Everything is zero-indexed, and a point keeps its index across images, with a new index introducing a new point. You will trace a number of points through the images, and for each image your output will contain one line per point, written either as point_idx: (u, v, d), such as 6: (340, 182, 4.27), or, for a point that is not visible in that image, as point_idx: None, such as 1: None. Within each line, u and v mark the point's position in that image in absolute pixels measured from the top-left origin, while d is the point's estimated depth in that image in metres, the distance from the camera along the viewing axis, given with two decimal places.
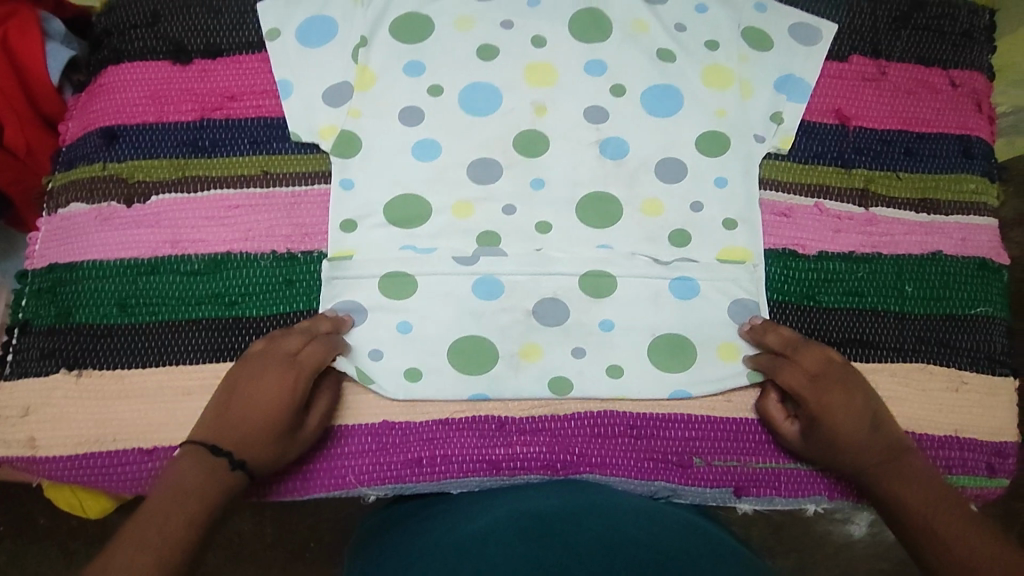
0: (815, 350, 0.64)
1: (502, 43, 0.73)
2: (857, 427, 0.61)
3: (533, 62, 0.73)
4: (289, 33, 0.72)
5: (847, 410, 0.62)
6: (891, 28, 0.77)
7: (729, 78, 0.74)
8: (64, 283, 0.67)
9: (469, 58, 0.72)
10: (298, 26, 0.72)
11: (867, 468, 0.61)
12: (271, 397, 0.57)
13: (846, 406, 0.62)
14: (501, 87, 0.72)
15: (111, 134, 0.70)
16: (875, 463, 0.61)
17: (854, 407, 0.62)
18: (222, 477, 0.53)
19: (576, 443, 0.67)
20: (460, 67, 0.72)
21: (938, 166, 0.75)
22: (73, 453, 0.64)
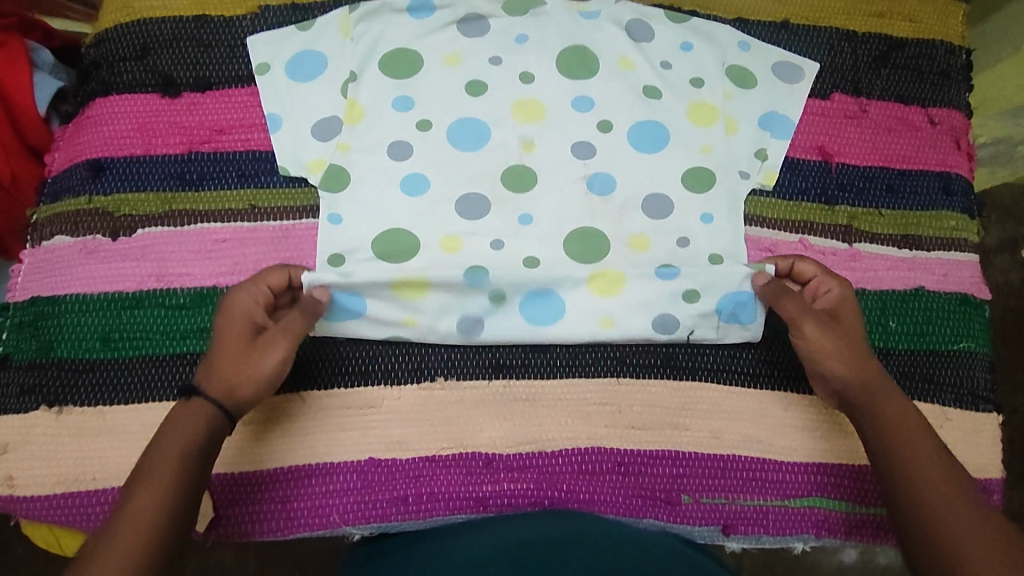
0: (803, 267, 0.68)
1: (491, 79, 0.74)
2: (863, 359, 0.63)
3: (521, 98, 0.73)
4: (279, 69, 0.72)
5: (851, 335, 0.64)
6: (871, 67, 0.79)
7: (714, 114, 0.74)
8: (47, 317, 0.67)
9: (458, 94, 0.73)
10: (288, 61, 0.73)
11: (870, 403, 0.62)
12: (231, 331, 0.60)
13: (847, 331, 0.65)
14: (490, 123, 0.72)
15: (98, 167, 0.70)
16: (880, 403, 0.62)
17: (855, 338, 0.64)
18: (202, 427, 0.57)
19: (564, 480, 0.67)
20: (449, 102, 0.72)
21: (920, 203, 0.77)
22: (51, 492, 0.63)
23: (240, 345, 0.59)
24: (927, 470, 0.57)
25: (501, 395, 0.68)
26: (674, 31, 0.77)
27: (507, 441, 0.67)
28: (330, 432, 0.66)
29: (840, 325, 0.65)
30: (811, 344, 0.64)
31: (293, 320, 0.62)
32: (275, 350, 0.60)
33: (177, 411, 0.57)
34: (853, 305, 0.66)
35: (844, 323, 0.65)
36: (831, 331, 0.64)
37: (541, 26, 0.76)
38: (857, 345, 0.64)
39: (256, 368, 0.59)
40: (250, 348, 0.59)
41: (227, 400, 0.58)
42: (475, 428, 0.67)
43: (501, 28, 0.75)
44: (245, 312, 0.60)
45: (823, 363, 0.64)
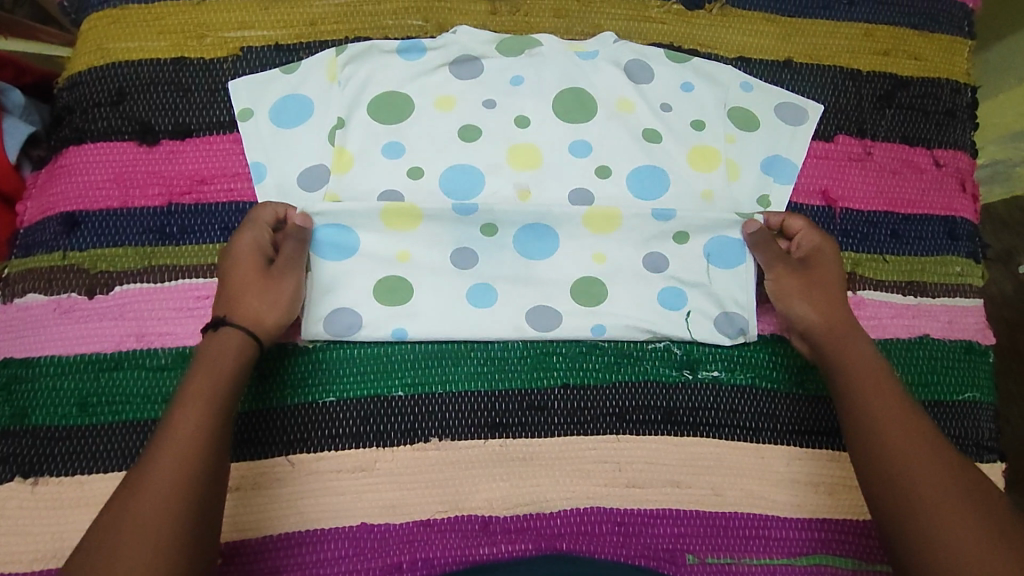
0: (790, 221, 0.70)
1: (485, 124, 0.71)
2: (835, 301, 0.66)
3: (517, 143, 0.71)
4: (264, 115, 0.69)
5: (817, 275, 0.67)
6: (876, 107, 0.77)
7: (715, 158, 0.72)
8: (20, 380, 0.63)
9: (451, 139, 0.70)
10: (273, 106, 0.70)
11: (832, 344, 0.64)
12: (248, 261, 0.63)
13: (816, 272, 0.67)
14: (484, 170, 0.70)
15: (72, 220, 0.67)
16: (839, 340, 0.64)
17: (825, 281, 0.67)
18: (235, 351, 0.59)
19: (562, 541, 0.65)
20: (442, 149, 0.70)
21: (925, 248, 0.75)
22: (28, 570, 0.60)
23: (257, 275, 0.63)
24: (884, 408, 0.59)
25: (497, 454, 0.66)
26: (674, 70, 0.74)
27: (503, 503, 0.65)
28: (319, 496, 0.64)
29: (811, 269, 0.68)
30: (780, 289, 0.68)
31: (292, 254, 0.64)
32: (287, 279, 0.63)
33: (209, 343, 0.59)
34: (828, 247, 0.68)
35: (816, 269, 0.68)
36: (793, 278, 0.68)
37: (536, 66, 0.73)
38: (826, 286, 0.67)
39: (276, 293, 0.63)
40: (265, 278, 0.63)
41: (255, 327, 0.61)
42: (470, 490, 0.65)
43: (495, 69, 0.73)
44: (257, 244, 0.64)
45: (792, 304, 0.67)
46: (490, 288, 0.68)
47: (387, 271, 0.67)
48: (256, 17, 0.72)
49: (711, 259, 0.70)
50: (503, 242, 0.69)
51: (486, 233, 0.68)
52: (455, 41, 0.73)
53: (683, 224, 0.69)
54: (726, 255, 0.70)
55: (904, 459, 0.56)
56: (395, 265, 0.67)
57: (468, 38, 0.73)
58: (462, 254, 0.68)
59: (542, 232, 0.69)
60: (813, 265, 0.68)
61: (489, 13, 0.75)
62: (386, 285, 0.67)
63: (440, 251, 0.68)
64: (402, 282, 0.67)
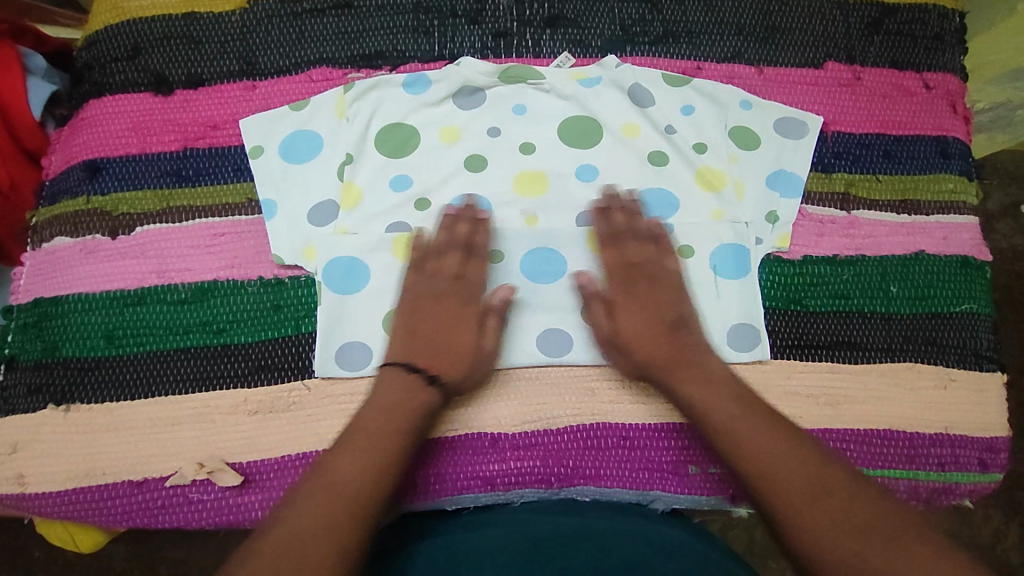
0: (638, 238, 0.68)
1: (490, 152, 0.72)
2: (661, 329, 0.64)
3: (523, 170, 0.72)
4: (274, 151, 0.71)
5: (670, 313, 0.65)
6: (864, 34, 0.78)
7: (721, 178, 0.73)
8: (51, 317, 0.67)
9: (458, 170, 0.71)
10: (284, 140, 0.71)
11: (670, 373, 0.62)
12: (427, 310, 0.65)
13: (669, 305, 0.66)
14: (492, 200, 0.71)
15: (94, 167, 0.70)
16: (680, 373, 0.62)
17: (652, 314, 0.65)
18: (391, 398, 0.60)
19: (570, 456, 0.66)
20: (450, 180, 0.71)
21: (918, 167, 0.76)
22: (62, 488, 0.63)
23: (468, 342, 0.64)
24: (765, 446, 0.56)
25: (504, 375, 0.68)
26: (676, 93, 0.75)
27: (512, 420, 0.67)
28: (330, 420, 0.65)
29: (639, 293, 0.66)
30: (624, 331, 0.65)
31: (496, 332, 0.65)
32: (493, 337, 0.65)
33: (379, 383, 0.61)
34: (680, 280, 0.68)
35: (686, 327, 0.65)
36: (637, 314, 0.65)
37: (539, 95, 0.74)
38: (661, 313, 0.65)
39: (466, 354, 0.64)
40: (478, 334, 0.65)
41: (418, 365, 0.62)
42: (479, 409, 0.67)
43: (499, 95, 0.73)
44: (421, 292, 0.66)
45: (621, 329, 0.65)
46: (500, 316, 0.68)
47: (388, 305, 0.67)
48: None
49: (717, 269, 0.70)
50: (508, 272, 0.69)
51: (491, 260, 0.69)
52: (457, 72, 0.73)
53: (686, 238, 0.71)
54: (732, 264, 0.71)
55: (792, 485, 0.53)
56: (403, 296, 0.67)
57: (470, 70, 0.73)
58: None
59: (550, 253, 0.70)
60: (620, 306, 0.66)
61: None
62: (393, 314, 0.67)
63: (450, 188, 0.71)
64: None
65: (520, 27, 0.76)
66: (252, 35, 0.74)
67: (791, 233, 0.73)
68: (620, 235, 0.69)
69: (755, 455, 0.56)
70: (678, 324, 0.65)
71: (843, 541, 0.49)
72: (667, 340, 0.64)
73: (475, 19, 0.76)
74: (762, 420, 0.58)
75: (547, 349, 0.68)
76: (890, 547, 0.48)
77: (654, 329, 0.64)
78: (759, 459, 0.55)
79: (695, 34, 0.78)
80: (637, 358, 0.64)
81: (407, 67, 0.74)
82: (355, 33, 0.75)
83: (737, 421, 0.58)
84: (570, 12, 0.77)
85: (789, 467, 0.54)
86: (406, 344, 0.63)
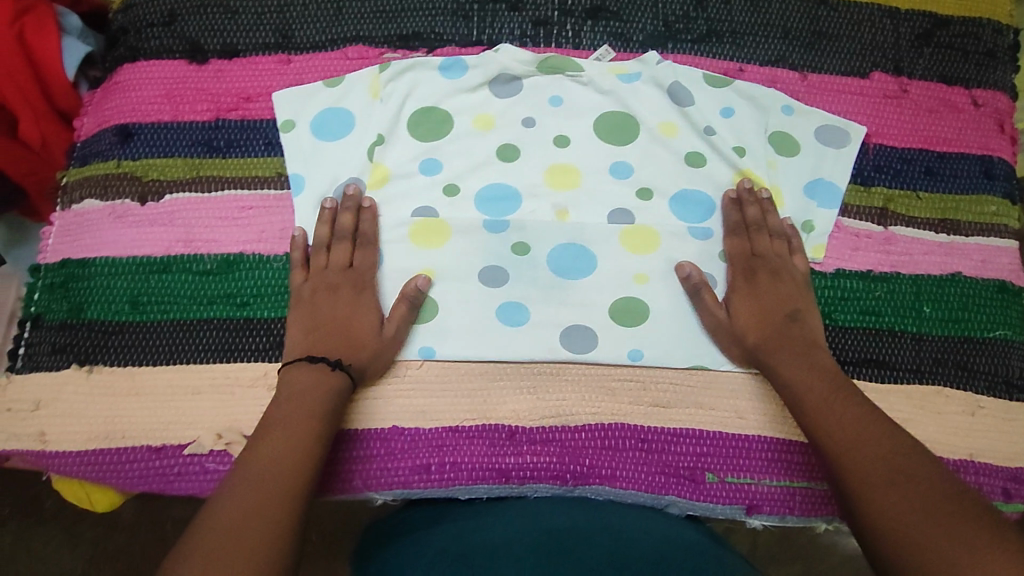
0: (777, 233, 0.69)
1: (524, 142, 0.71)
2: (776, 315, 0.65)
3: (556, 163, 0.71)
4: (306, 127, 0.70)
5: (789, 304, 0.66)
6: (913, 45, 0.77)
7: (759, 184, 0.72)
8: (78, 278, 0.68)
9: (491, 158, 0.70)
10: (313, 118, 0.70)
11: (777, 357, 0.63)
12: (325, 304, 0.64)
13: (790, 297, 0.66)
14: (523, 191, 0.70)
15: (127, 131, 0.70)
16: (786, 358, 0.63)
17: (775, 302, 0.66)
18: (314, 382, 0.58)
19: (586, 455, 0.66)
20: (483, 168, 0.70)
21: (960, 187, 0.74)
22: (82, 449, 0.64)
23: (369, 330, 0.63)
24: (845, 428, 0.55)
25: (524, 368, 0.67)
26: (718, 93, 0.73)
27: (530, 414, 0.67)
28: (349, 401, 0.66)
29: (760, 283, 0.67)
30: (736, 313, 0.66)
31: (400, 318, 0.65)
32: (394, 325, 0.65)
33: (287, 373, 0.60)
34: (803, 278, 0.68)
35: (800, 320, 0.65)
36: (754, 300, 0.66)
37: (577, 88, 0.73)
38: (780, 302, 0.66)
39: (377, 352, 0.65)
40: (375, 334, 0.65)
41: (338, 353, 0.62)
42: (497, 400, 0.67)
43: (536, 85, 0.72)
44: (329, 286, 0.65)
45: (736, 313, 0.66)
46: (524, 309, 0.67)
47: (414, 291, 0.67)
48: None
49: None
50: (535, 266, 0.68)
51: (515, 252, 0.68)
52: (496, 59, 0.72)
53: (718, 242, 0.70)
54: None
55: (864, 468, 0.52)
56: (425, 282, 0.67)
57: (509, 58, 0.72)
58: (495, 271, 0.68)
59: (578, 249, 0.69)
60: (737, 293, 0.67)
61: None
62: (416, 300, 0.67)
63: (481, 176, 0.70)
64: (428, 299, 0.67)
65: (561, 16, 0.75)
66: (290, 8, 0.73)
67: (825, 244, 0.72)
68: (753, 228, 0.69)
69: (839, 432, 0.55)
70: (795, 317, 0.65)
71: (908, 517, 0.47)
72: (779, 326, 0.65)
73: (516, 6, 0.74)
74: (858, 411, 0.56)
75: (571, 346, 0.67)
76: (956, 520, 0.45)
77: (763, 314, 0.66)
78: (841, 437, 0.55)
79: (740, 35, 0.76)
80: (751, 341, 0.65)
81: (445, 50, 0.73)
82: (393, 12, 0.74)
83: (825, 412, 0.58)
84: (612, 4, 0.75)
85: (860, 448, 0.53)
86: (304, 339, 0.62)
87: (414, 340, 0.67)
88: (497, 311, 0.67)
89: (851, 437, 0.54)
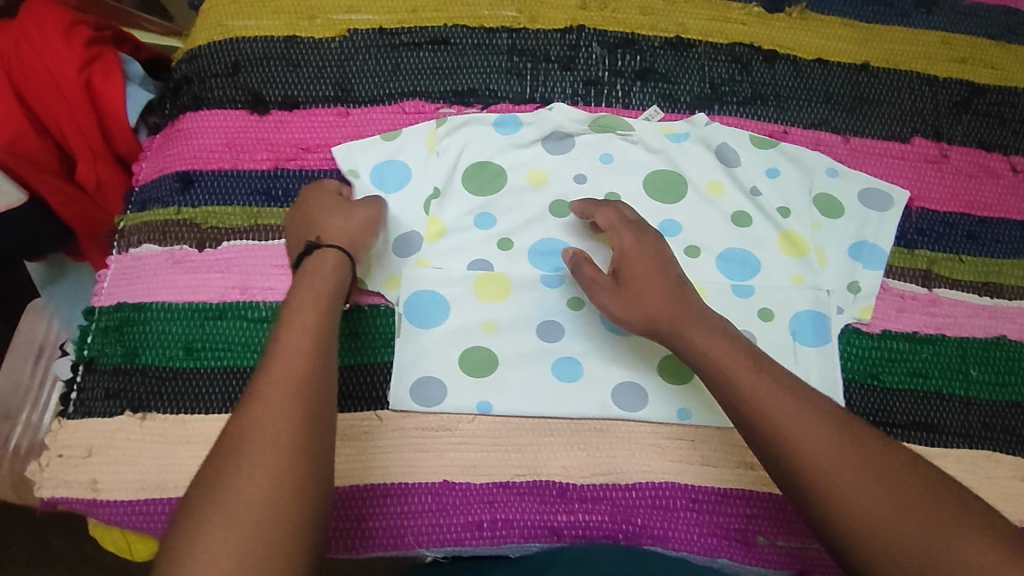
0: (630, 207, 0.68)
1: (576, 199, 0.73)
2: (661, 273, 0.60)
3: None
4: (367, 176, 0.71)
5: (669, 263, 0.61)
6: (952, 112, 0.79)
7: (805, 244, 0.73)
8: (133, 323, 0.68)
9: (543, 214, 0.72)
10: (374, 170, 0.71)
11: (678, 326, 0.57)
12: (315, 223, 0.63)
13: (667, 257, 0.62)
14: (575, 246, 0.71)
15: (187, 178, 0.72)
16: (688, 325, 0.57)
17: (657, 259, 0.61)
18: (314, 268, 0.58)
19: (637, 514, 0.66)
20: (536, 223, 0.71)
21: (1001, 252, 0.76)
22: (135, 498, 0.63)
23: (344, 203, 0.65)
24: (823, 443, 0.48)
25: (576, 424, 0.68)
26: (763, 154, 0.75)
27: (581, 471, 0.67)
28: (403, 453, 0.66)
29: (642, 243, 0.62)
30: (631, 278, 0.60)
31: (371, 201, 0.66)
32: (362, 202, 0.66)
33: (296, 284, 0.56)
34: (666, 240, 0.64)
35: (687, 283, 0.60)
36: (636, 258, 0.61)
37: (627, 146, 0.74)
38: (664, 263, 0.61)
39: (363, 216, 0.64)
40: (343, 210, 0.64)
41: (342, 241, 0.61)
42: (548, 455, 0.67)
43: (587, 143, 0.74)
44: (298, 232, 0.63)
45: (627, 276, 0.60)
46: (578, 364, 0.68)
47: (471, 342, 0.68)
48: (362, 2, 0.77)
49: (795, 335, 0.71)
50: (587, 320, 0.69)
51: (571, 306, 0.69)
52: (550, 117, 0.74)
53: (766, 300, 0.71)
54: (811, 331, 0.71)
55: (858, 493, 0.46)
56: (480, 333, 0.68)
57: (563, 116, 0.74)
58: (549, 326, 0.69)
59: None
60: (626, 259, 0.61)
61: (579, 7, 0.78)
62: (472, 352, 0.68)
63: (534, 231, 0.71)
64: (485, 351, 0.68)
65: (612, 76, 0.77)
66: (349, 63, 0.75)
67: (872, 305, 0.73)
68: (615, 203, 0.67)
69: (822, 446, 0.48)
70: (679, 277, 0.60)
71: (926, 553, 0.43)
72: (663, 281, 0.59)
73: (567, 66, 0.76)
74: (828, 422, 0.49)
75: (621, 402, 0.68)
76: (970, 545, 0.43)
77: (642, 270, 0.60)
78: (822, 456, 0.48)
79: (785, 98, 0.78)
80: (650, 310, 0.58)
81: (498, 107, 0.75)
82: (449, 69, 0.76)
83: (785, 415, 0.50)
84: (660, 66, 0.77)
85: (832, 449, 0.48)
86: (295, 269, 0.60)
87: (470, 394, 0.67)
88: (551, 365, 0.68)
89: (818, 435, 0.48)
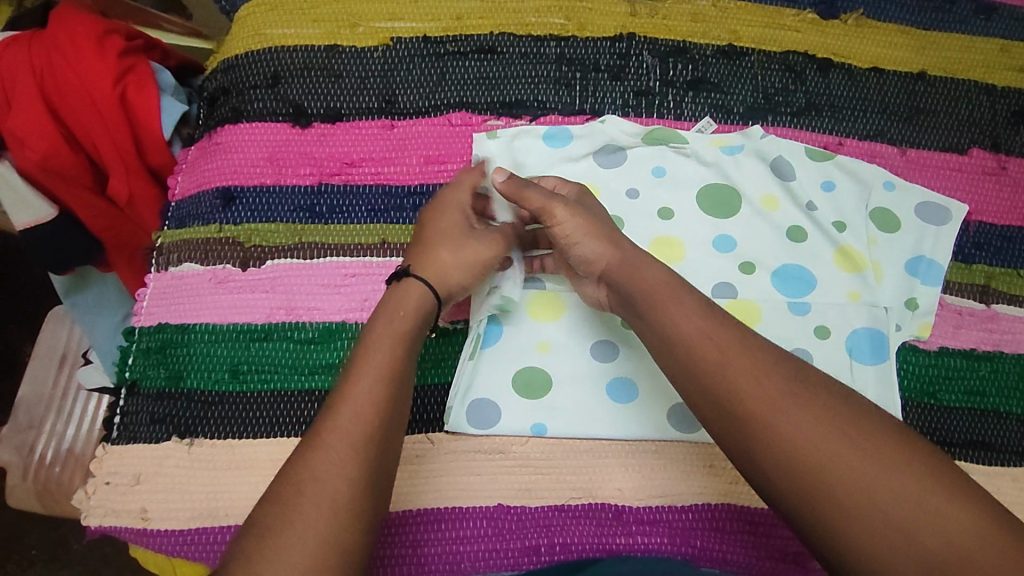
0: None
1: (628, 214, 0.71)
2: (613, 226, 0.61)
3: (660, 235, 0.71)
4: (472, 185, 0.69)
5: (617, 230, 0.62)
6: (1010, 122, 0.77)
7: (862, 260, 0.71)
8: (177, 345, 0.66)
9: None
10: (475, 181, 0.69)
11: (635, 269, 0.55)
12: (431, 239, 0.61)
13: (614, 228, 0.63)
14: None
15: (229, 195, 0.70)
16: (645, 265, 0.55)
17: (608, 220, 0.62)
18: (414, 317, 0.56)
19: (697, 537, 0.64)
20: None
21: None
22: (185, 527, 0.62)
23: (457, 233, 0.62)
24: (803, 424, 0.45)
25: (631, 446, 0.66)
26: (818, 167, 0.73)
27: (638, 493, 0.65)
28: (456, 477, 0.64)
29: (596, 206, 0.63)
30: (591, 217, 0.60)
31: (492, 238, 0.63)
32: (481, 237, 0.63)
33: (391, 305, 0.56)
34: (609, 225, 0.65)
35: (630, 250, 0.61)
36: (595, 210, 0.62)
37: (679, 160, 0.73)
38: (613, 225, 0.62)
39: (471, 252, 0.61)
40: (458, 241, 0.61)
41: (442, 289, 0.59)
42: (603, 478, 0.65)
43: (639, 157, 0.72)
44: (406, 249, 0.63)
45: (587, 215, 0.60)
46: (632, 384, 0.66)
47: (525, 364, 0.67)
48: (406, 9, 0.75)
49: (853, 354, 0.69)
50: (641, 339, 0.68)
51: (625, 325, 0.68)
52: (602, 130, 0.73)
53: (824, 318, 0.69)
54: (870, 349, 0.69)
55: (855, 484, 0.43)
56: (534, 354, 0.67)
57: (615, 129, 0.73)
58: (604, 346, 0.67)
59: None
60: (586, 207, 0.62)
61: (628, 15, 0.76)
62: (525, 374, 0.66)
63: None
64: (539, 372, 0.67)
65: (662, 86, 0.75)
66: (394, 73, 0.73)
67: (931, 322, 0.71)
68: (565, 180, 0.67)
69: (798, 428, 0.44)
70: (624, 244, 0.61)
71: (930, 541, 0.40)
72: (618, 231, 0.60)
73: (617, 76, 0.74)
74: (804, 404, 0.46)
75: (678, 424, 0.66)
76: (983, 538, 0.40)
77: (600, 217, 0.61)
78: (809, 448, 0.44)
79: (839, 108, 0.76)
80: (609, 244, 0.58)
81: (548, 119, 0.73)
82: (496, 79, 0.74)
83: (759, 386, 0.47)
84: (712, 76, 0.75)
85: (815, 433, 0.44)
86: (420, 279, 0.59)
87: (524, 417, 0.65)
88: (605, 386, 0.66)
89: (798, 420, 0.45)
